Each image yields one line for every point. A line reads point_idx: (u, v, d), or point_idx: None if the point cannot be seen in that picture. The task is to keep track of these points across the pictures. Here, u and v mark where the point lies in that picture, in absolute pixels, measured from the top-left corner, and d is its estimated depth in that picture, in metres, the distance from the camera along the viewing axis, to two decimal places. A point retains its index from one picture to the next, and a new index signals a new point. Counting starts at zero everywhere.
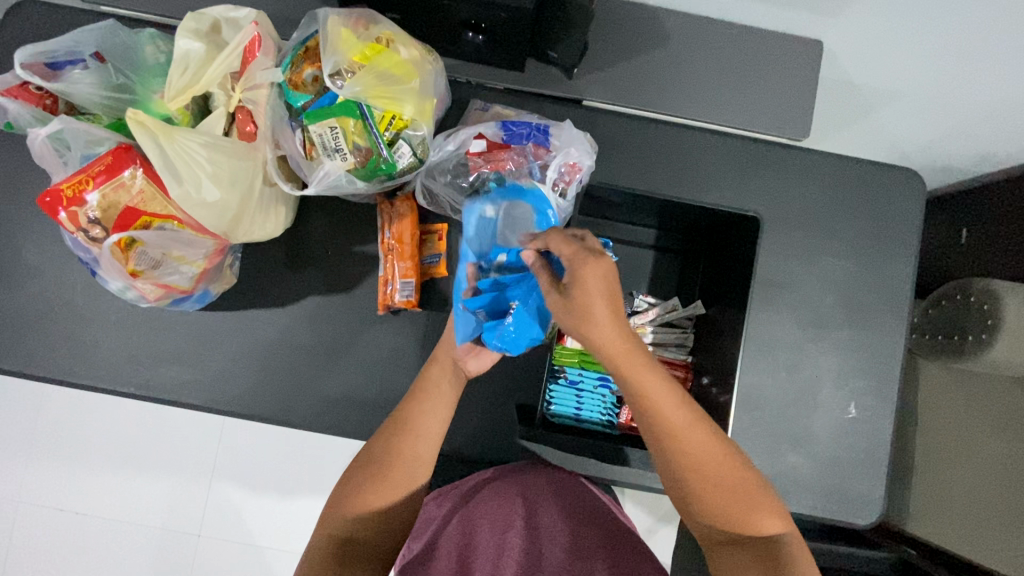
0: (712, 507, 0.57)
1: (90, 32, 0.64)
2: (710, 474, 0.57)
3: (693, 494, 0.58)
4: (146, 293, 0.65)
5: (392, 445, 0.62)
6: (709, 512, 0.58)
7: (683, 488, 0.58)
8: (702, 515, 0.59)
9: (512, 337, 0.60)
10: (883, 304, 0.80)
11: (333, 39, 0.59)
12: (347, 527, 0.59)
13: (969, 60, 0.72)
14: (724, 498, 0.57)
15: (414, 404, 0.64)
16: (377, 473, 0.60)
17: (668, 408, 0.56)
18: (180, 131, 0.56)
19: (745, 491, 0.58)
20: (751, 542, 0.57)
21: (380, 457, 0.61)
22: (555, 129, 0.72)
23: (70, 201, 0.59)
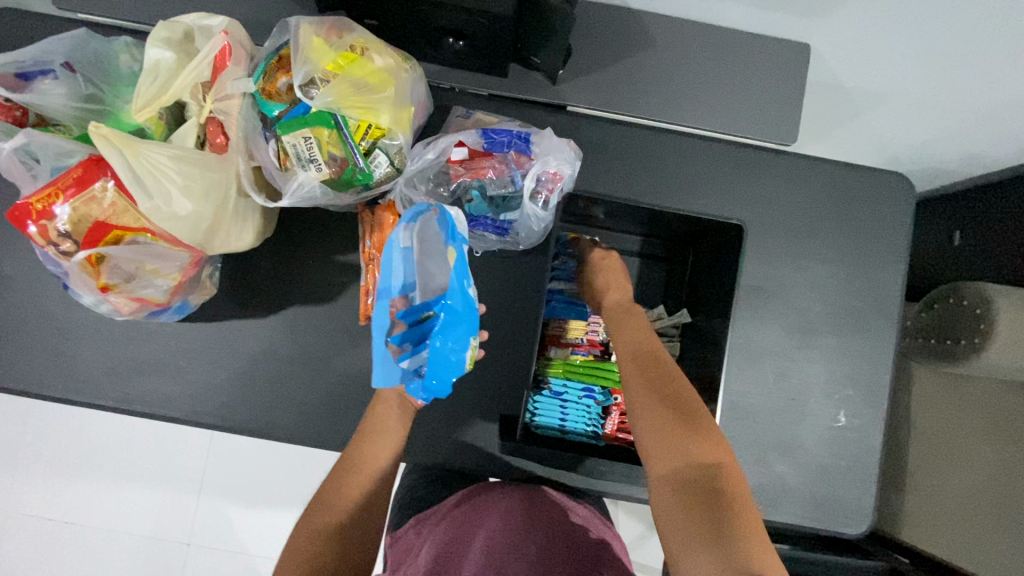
0: (661, 422, 0.57)
1: (62, 41, 0.62)
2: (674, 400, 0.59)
3: (656, 417, 0.57)
4: (120, 307, 0.64)
5: (343, 483, 0.64)
6: (660, 439, 0.56)
7: (648, 414, 0.58)
8: (662, 452, 0.55)
9: (430, 381, 0.60)
10: (872, 310, 0.79)
11: (306, 48, 0.58)
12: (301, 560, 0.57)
13: (957, 63, 0.71)
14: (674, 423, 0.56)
15: (359, 446, 0.66)
16: (329, 511, 0.62)
17: (653, 345, 0.64)
18: (147, 145, 0.55)
19: (706, 426, 0.55)
20: (703, 487, 0.51)
21: (332, 495, 0.63)
22: (536, 137, 0.70)
23: (40, 215, 0.58)
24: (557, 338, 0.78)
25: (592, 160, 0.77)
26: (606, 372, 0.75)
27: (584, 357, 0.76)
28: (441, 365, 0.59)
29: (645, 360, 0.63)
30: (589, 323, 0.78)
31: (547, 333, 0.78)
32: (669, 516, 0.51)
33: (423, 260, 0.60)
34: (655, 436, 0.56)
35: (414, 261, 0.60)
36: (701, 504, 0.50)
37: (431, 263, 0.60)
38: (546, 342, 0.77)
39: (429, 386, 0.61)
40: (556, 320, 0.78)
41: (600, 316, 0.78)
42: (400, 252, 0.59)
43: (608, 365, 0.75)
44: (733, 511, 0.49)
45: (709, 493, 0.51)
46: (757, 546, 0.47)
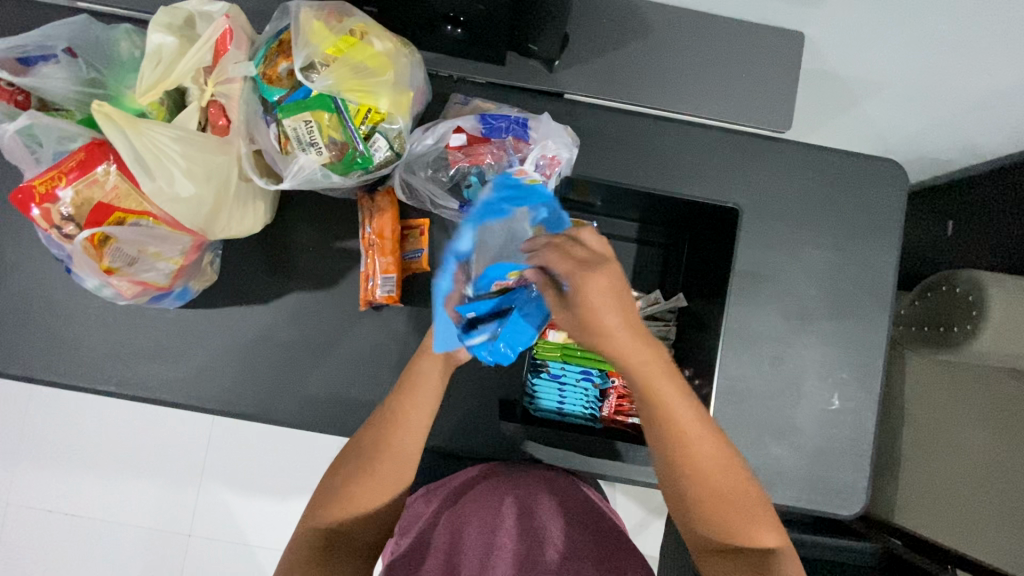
0: (715, 519, 0.60)
1: (65, 26, 0.63)
2: (716, 489, 0.60)
3: (699, 509, 0.61)
4: (123, 290, 0.65)
5: (381, 436, 0.62)
6: (709, 522, 0.61)
7: (694, 501, 0.60)
8: (702, 525, 0.62)
9: (499, 348, 0.58)
10: (865, 295, 0.80)
11: (306, 32, 0.59)
12: (333, 520, 0.60)
13: (951, 50, 0.72)
14: (727, 513, 0.60)
15: (401, 400, 0.63)
16: (367, 466, 0.61)
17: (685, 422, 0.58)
18: (152, 126, 0.56)
19: (741, 500, 0.60)
20: (745, 554, 0.61)
21: (369, 450, 0.62)
22: (533, 122, 0.71)
23: (43, 198, 0.58)
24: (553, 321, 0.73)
25: (589, 147, 0.78)
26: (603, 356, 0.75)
27: None
28: (518, 334, 0.57)
29: (676, 442, 0.59)
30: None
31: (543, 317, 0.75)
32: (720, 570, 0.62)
33: (492, 224, 0.58)
34: (703, 518, 0.61)
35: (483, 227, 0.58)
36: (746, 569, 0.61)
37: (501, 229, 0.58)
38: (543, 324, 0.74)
39: (497, 353, 0.58)
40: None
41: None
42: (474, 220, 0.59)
43: None
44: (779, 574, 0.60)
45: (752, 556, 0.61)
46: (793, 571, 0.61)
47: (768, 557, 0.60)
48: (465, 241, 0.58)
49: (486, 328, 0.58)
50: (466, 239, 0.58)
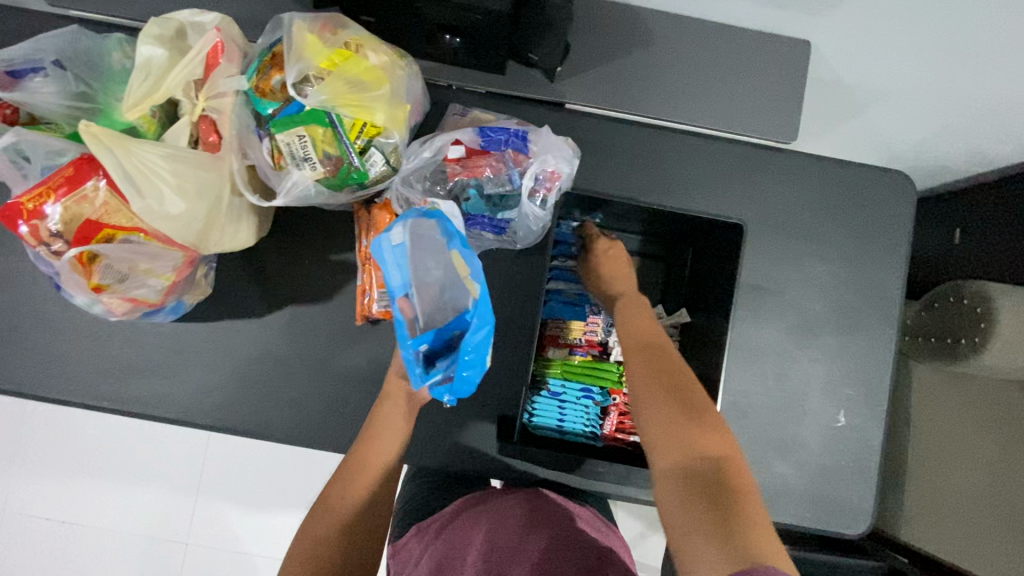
0: (676, 424, 0.57)
1: (52, 38, 0.61)
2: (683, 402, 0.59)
3: (665, 414, 0.58)
4: (113, 307, 0.64)
5: (348, 483, 0.64)
6: (671, 432, 0.57)
7: (658, 412, 0.58)
8: (664, 442, 0.56)
9: (459, 382, 0.57)
10: (872, 309, 0.78)
11: (300, 44, 0.57)
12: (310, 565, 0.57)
13: (962, 59, 0.70)
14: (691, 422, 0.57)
15: (367, 446, 0.65)
16: (338, 512, 0.62)
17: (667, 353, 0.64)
18: (138, 143, 0.54)
19: (707, 418, 0.57)
20: (704, 483, 0.52)
21: (339, 497, 0.63)
22: (534, 135, 0.69)
23: (31, 214, 0.57)
24: (556, 339, 0.76)
25: (590, 157, 0.77)
26: (604, 372, 0.74)
27: (583, 358, 0.75)
28: (468, 364, 0.55)
29: (650, 353, 0.64)
30: (587, 324, 0.76)
31: (545, 333, 0.77)
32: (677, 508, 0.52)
33: (420, 256, 0.60)
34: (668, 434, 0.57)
35: (411, 259, 0.59)
36: (704, 495, 0.51)
37: (429, 259, 0.61)
38: (543, 343, 0.76)
39: (457, 388, 0.57)
40: (556, 319, 0.76)
41: (598, 317, 0.77)
42: (396, 252, 0.58)
43: (605, 364, 0.74)
44: (737, 510, 0.50)
45: (714, 483, 0.52)
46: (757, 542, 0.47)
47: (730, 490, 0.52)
48: (397, 277, 0.58)
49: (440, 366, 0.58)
50: (398, 274, 0.58)
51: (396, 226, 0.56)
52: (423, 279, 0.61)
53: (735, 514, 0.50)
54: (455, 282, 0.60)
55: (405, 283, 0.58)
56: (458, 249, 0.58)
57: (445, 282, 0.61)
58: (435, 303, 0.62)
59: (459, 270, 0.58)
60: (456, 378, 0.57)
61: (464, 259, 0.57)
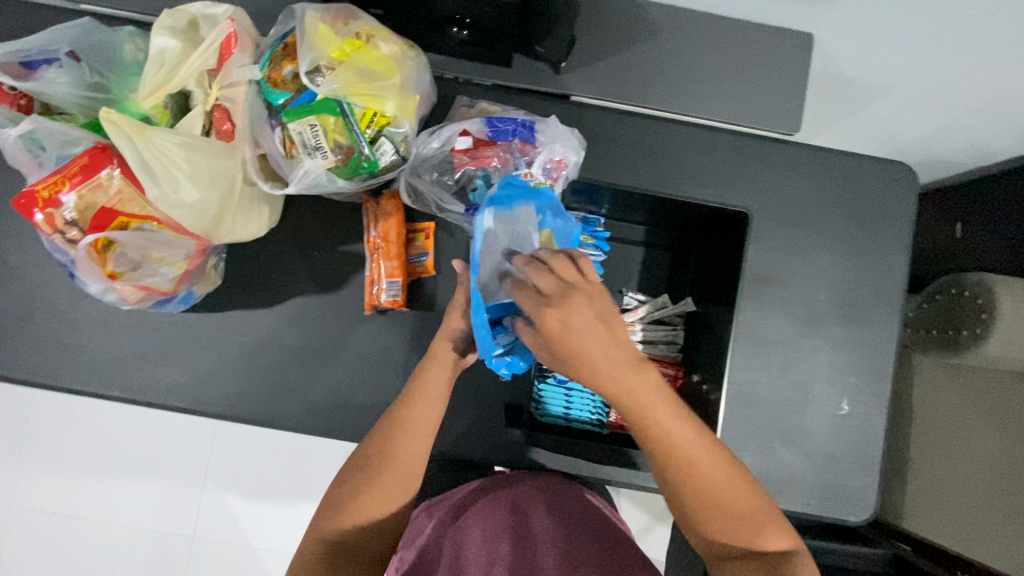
0: (715, 521, 0.58)
1: (65, 31, 0.62)
2: (713, 500, 0.57)
3: (700, 511, 0.58)
4: (126, 296, 0.64)
5: (386, 444, 0.62)
6: (713, 524, 0.58)
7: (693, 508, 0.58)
8: (708, 531, 0.59)
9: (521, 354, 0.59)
10: (875, 298, 0.79)
11: (311, 34, 0.58)
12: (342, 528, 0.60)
13: (963, 51, 0.71)
14: (727, 514, 0.57)
15: (413, 408, 0.63)
16: (372, 476, 0.61)
17: (677, 439, 0.55)
18: (155, 131, 0.55)
19: (743, 497, 0.58)
20: (755, 560, 0.58)
21: (378, 458, 0.61)
22: (541, 125, 0.70)
23: (46, 203, 0.58)
24: None
25: (596, 149, 0.77)
26: None
27: None
28: (539, 336, 0.59)
29: (659, 444, 0.55)
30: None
31: None
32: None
33: (499, 227, 0.59)
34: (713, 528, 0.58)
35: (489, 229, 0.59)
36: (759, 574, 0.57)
37: (506, 233, 0.59)
38: None
39: (516, 361, 0.60)
40: None
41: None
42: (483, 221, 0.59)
43: None
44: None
45: (761, 561, 0.57)
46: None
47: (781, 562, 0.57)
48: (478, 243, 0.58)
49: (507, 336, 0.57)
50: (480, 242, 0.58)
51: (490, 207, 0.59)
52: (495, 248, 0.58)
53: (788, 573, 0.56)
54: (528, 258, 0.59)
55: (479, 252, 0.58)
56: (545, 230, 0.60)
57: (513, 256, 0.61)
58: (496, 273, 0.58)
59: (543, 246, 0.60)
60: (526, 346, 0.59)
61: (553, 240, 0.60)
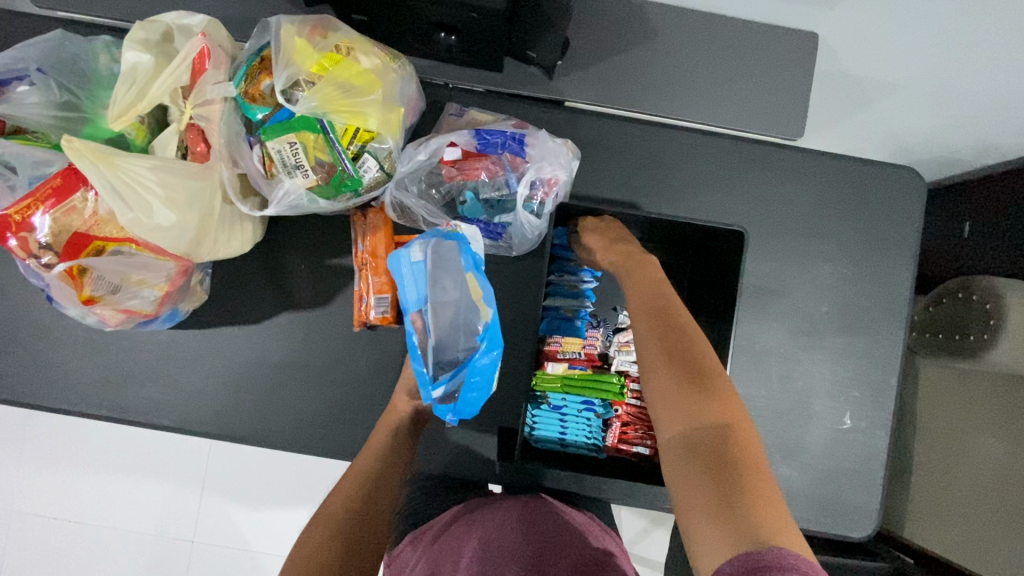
0: (678, 396, 0.57)
1: (35, 46, 0.60)
2: (684, 373, 0.58)
3: (666, 380, 0.58)
4: (107, 318, 0.63)
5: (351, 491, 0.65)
6: (673, 400, 0.57)
7: (664, 379, 0.59)
8: (667, 410, 0.56)
9: (463, 403, 0.60)
10: (878, 309, 0.77)
11: (287, 49, 0.55)
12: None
13: (976, 50, 0.68)
14: (692, 395, 0.56)
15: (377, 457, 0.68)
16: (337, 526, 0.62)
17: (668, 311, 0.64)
18: (123, 155, 0.53)
19: (721, 395, 0.56)
20: (706, 450, 0.52)
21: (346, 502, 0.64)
22: (531, 138, 0.67)
23: (19, 227, 0.56)
24: (553, 353, 0.73)
25: (589, 157, 0.75)
26: (603, 383, 0.72)
27: (581, 371, 0.73)
28: (475, 387, 0.59)
29: (657, 323, 0.63)
30: (585, 339, 0.74)
31: (543, 349, 0.74)
32: (680, 478, 0.52)
33: (438, 275, 0.61)
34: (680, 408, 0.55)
35: (429, 277, 0.61)
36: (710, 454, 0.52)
37: (446, 280, 0.62)
38: (541, 358, 0.74)
39: (460, 409, 0.61)
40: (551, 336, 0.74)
41: (597, 331, 0.74)
42: (414, 269, 0.59)
43: (605, 376, 0.72)
44: (746, 495, 0.48)
45: (722, 456, 0.51)
46: (760, 507, 0.48)
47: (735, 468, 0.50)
48: (411, 292, 0.60)
49: (445, 386, 0.60)
50: (416, 291, 0.60)
51: (416, 246, 0.58)
52: (439, 298, 0.62)
53: (735, 482, 0.49)
54: (467, 310, 0.62)
55: (420, 298, 0.60)
56: (475, 274, 0.60)
57: (461, 304, 0.62)
58: (449, 322, 0.63)
59: (474, 294, 0.60)
60: (460, 398, 0.60)
61: (479, 285, 0.59)
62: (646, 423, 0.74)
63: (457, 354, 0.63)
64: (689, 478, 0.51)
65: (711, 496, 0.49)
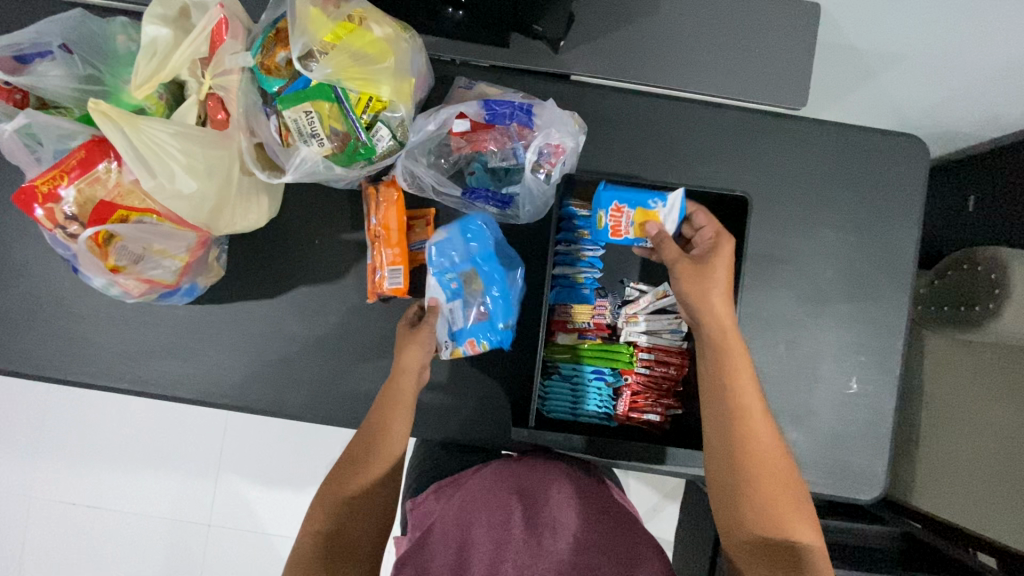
0: (763, 495, 0.60)
1: (55, 23, 0.62)
2: (762, 461, 0.61)
3: (749, 470, 0.61)
4: (130, 289, 0.65)
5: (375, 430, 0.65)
6: (755, 506, 0.60)
7: (741, 464, 0.61)
8: (743, 507, 0.61)
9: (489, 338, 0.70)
10: (884, 275, 0.78)
11: (302, 18, 0.56)
12: (332, 517, 0.64)
13: (975, 18, 0.69)
14: (772, 494, 0.60)
15: (399, 393, 0.66)
16: (362, 460, 0.65)
17: (746, 386, 0.63)
18: (148, 121, 0.54)
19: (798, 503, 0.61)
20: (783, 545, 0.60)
21: (370, 443, 0.65)
22: (538, 109, 0.69)
23: (45, 197, 0.58)
24: (564, 324, 0.75)
25: (596, 130, 0.76)
26: (615, 352, 0.73)
27: (592, 341, 0.75)
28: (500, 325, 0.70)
29: (739, 404, 0.62)
30: (595, 308, 0.75)
31: (553, 319, 0.75)
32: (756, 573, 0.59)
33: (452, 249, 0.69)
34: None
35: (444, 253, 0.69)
36: (782, 568, 0.59)
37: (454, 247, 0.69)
38: (552, 328, 0.75)
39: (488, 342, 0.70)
40: (561, 305, 0.74)
41: (605, 299, 0.75)
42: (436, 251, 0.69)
43: (616, 346, 0.73)
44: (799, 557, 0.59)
45: (786, 548, 0.59)
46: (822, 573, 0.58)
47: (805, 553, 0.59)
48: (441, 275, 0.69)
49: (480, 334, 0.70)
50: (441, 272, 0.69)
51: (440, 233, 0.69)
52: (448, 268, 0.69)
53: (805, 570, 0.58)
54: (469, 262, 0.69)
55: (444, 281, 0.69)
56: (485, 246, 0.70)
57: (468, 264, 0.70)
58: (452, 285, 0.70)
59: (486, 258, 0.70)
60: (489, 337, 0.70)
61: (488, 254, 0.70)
62: (655, 390, 0.74)
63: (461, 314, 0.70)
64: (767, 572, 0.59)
65: None
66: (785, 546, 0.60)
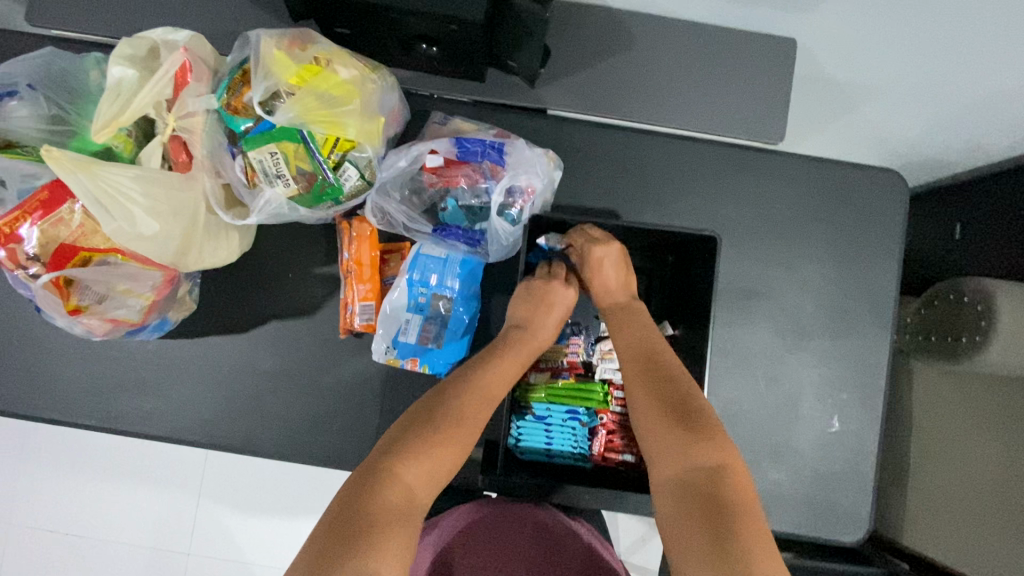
0: (658, 419, 0.59)
1: (26, 62, 0.61)
2: (663, 385, 0.61)
3: (644, 392, 0.61)
4: (94, 328, 0.63)
5: (419, 433, 0.57)
6: (655, 435, 0.59)
7: (643, 396, 0.61)
8: (650, 439, 0.59)
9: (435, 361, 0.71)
10: (865, 310, 0.77)
11: (267, 61, 0.57)
12: (387, 467, 0.54)
13: (950, 53, 0.69)
14: (671, 419, 0.58)
15: (468, 402, 0.60)
16: (435, 425, 0.58)
17: (643, 330, 0.66)
18: (105, 167, 0.54)
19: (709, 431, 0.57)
20: (695, 476, 0.55)
21: (425, 442, 0.56)
22: (510, 147, 0.69)
23: (7, 238, 0.57)
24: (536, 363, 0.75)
25: (572, 164, 0.76)
26: (589, 392, 0.72)
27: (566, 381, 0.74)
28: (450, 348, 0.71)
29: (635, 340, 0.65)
30: (567, 347, 0.76)
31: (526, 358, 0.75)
32: (672, 519, 0.53)
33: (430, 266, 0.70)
34: (668, 529, 0.53)
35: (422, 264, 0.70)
36: (694, 502, 0.53)
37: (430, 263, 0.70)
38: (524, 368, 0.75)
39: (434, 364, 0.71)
40: None
41: (579, 339, 0.76)
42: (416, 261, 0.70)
43: (590, 385, 0.72)
44: (724, 491, 0.53)
45: (697, 476, 0.54)
46: (745, 514, 0.51)
47: (718, 480, 0.54)
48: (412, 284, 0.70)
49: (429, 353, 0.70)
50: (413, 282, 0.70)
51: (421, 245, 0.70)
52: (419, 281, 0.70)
53: (722, 503, 0.52)
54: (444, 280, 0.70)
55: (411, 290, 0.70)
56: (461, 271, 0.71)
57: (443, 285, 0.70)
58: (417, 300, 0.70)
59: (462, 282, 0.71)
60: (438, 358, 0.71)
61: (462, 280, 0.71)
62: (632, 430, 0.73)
63: (417, 328, 0.70)
64: (683, 517, 0.53)
65: (700, 528, 0.51)
66: (699, 476, 0.54)
